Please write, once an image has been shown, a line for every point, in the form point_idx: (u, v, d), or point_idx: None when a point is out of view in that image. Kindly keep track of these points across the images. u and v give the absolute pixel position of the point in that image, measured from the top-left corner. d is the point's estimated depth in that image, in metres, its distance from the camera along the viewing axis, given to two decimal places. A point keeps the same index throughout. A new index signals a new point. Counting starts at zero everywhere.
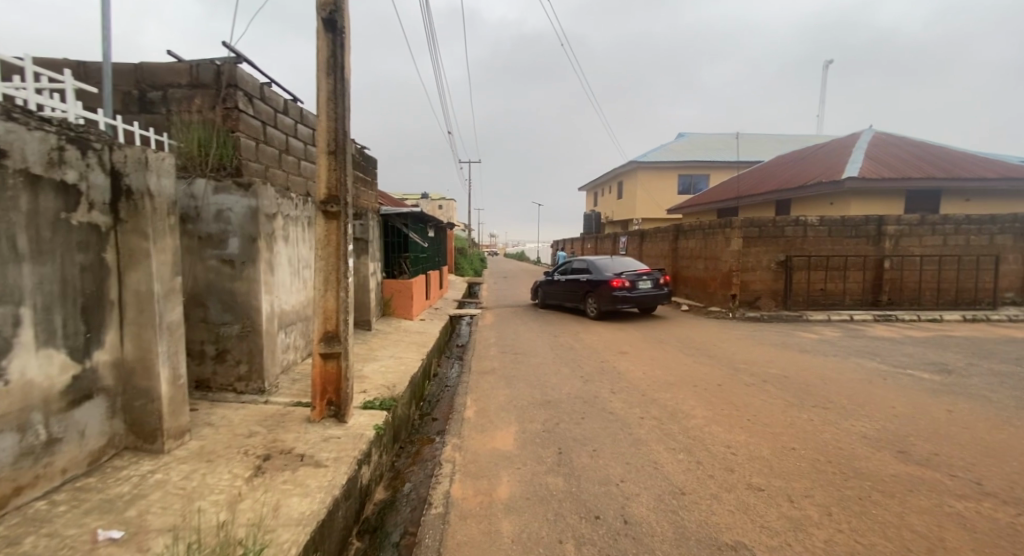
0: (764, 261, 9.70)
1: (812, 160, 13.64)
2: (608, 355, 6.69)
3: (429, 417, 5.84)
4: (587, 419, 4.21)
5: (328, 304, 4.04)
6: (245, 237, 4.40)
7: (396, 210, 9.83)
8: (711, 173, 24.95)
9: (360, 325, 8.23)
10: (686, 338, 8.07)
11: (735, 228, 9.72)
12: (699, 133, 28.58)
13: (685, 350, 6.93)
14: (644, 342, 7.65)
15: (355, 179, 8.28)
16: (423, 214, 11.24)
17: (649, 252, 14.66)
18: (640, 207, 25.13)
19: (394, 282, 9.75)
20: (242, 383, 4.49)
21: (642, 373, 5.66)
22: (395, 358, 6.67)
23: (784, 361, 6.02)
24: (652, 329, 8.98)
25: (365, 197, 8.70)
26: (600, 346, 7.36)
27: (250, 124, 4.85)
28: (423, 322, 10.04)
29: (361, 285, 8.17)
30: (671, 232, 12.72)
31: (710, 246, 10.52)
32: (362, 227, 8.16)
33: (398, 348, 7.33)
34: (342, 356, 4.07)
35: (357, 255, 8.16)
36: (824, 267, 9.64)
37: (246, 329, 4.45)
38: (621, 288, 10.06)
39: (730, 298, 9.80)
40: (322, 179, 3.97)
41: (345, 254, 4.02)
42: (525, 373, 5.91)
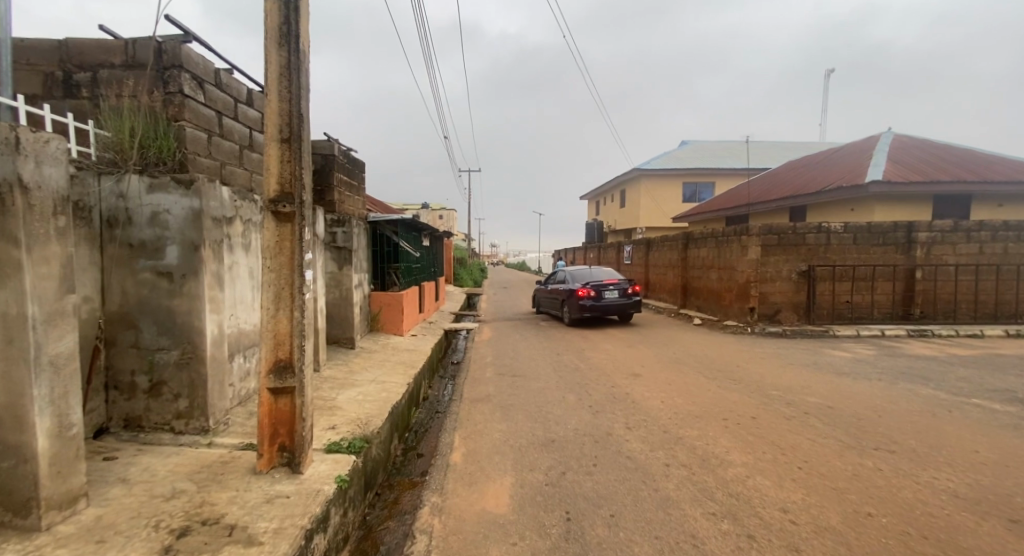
0: (784, 271, 8.94)
1: (827, 165, 12.95)
2: (619, 379, 5.91)
3: (414, 453, 5.06)
4: (599, 466, 3.44)
5: (280, 326, 3.29)
6: (185, 244, 3.66)
7: (385, 217, 9.09)
8: (717, 181, 24.27)
9: (342, 344, 7.45)
10: (703, 354, 7.31)
11: (753, 235, 8.97)
12: (703, 141, 27.99)
13: (705, 371, 6.16)
14: (657, 361, 6.88)
15: (338, 183, 7.56)
16: (416, 222, 10.49)
17: (656, 262, 13.92)
18: (644, 215, 24.45)
19: (383, 295, 9.00)
20: (180, 421, 3.71)
21: (659, 403, 4.88)
22: (377, 382, 5.89)
23: (822, 386, 5.24)
24: (664, 345, 8.20)
25: (350, 203, 7.97)
26: (608, 366, 6.59)
27: (201, 113, 4.14)
28: (415, 337, 9.28)
29: (344, 298, 7.41)
30: (680, 240, 12.00)
31: (724, 255, 9.77)
32: (345, 235, 7.43)
33: (383, 370, 6.55)
34: (296, 391, 3.30)
35: (339, 266, 7.41)
36: (850, 277, 8.87)
37: (186, 356, 3.69)
38: (586, 297, 10.82)
39: (748, 312, 9.02)
40: (271, 173, 3.24)
41: (300, 265, 3.27)
42: (525, 402, 5.12)
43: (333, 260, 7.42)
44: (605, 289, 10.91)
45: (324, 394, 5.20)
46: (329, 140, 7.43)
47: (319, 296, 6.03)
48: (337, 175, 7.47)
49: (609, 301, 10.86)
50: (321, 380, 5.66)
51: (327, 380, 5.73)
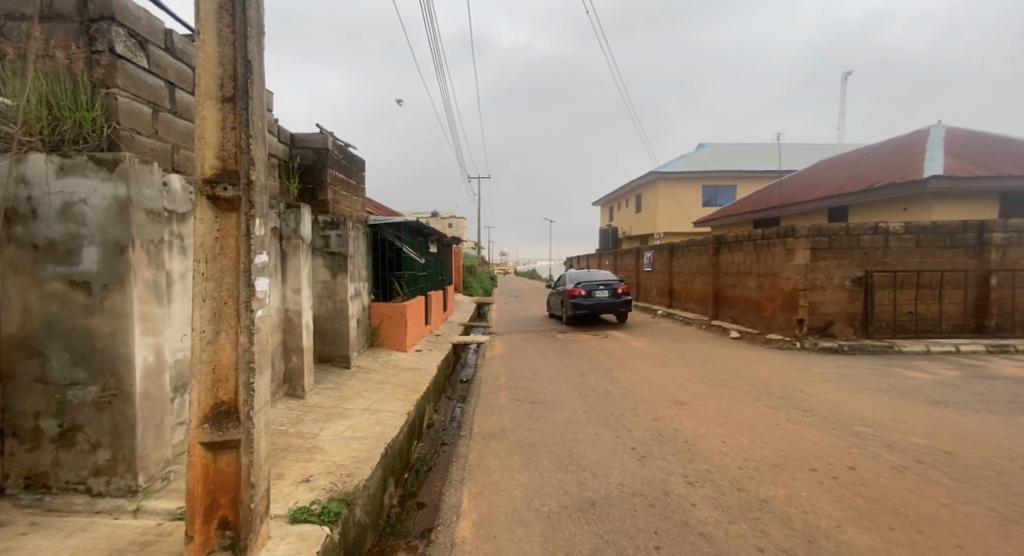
0: (836, 277, 7.89)
1: (869, 162, 11.85)
2: (660, 409, 4.93)
3: (413, 503, 4.09)
4: (665, 550, 2.46)
5: (220, 354, 2.38)
6: (106, 244, 2.78)
7: (387, 220, 8.20)
8: (739, 184, 23.17)
9: (336, 363, 6.55)
10: (752, 374, 6.28)
11: (800, 237, 7.93)
12: (722, 143, 26.95)
13: (763, 398, 5.14)
14: (700, 384, 5.86)
15: (333, 180, 6.70)
16: (422, 227, 9.59)
17: (681, 269, 12.90)
18: (662, 220, 23.40)
19: (385, 306, 8.10)
20: (99, 480, 2.81)
21: (720, 444, 3.89)
22: (371, 412, 4.96)
23: (920, 421, 4.20)
24: (702, 362, 7.18)
25: (347, 203, 7.09)
26: (643, 391, 5.60)
27: (143, 80, 3.28)
28: (420, 353, 8.35)
29: (339, 311, 6.51)
30: (710, 245, 10.97)
31: (765, 260, 8.74)
32: (340, 239, 6.52)
33: (380, 395, 5.62)
34: (242, 445, 2.37)
35: (333, 274, 6.52)
36: (913, 285, 7.78)
37: (108, 393, 2.79)
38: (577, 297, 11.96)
39: (795, 324, 7.98)
40: (207, 145, 2.34)
41: (246, 273, 2.36)
42: (550, 440, 4.15)
43: (326, 267, 6.53)
44: (595, 289, 12.05)
45: (304, 429, 4.28)
46: (322, 131, 6.58)
47: (305, 308, 5.14)
48: (331, 171, 6.61)
49: (599, 300, 11.97)
50: (304, 410, 4.74)
51: (312, 409, 4.81)
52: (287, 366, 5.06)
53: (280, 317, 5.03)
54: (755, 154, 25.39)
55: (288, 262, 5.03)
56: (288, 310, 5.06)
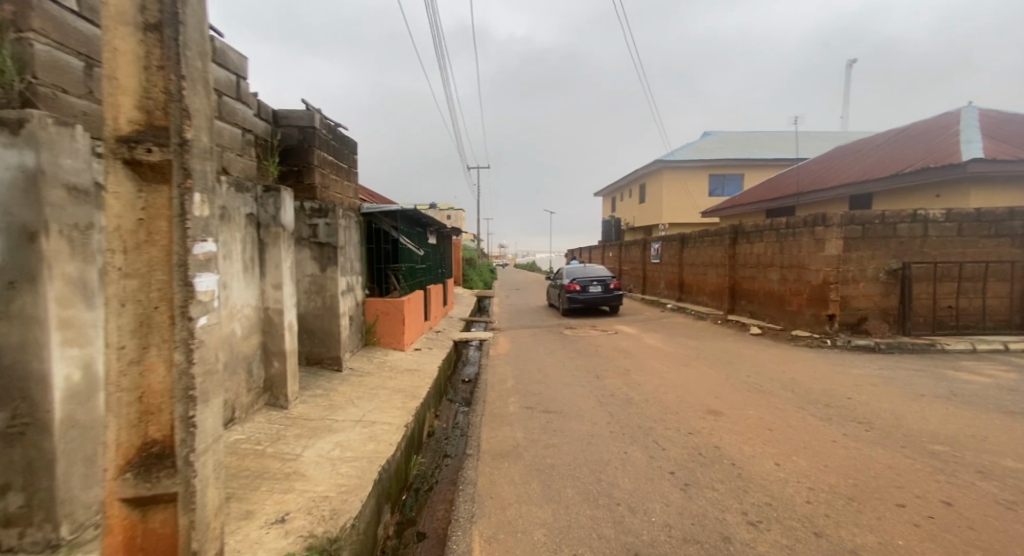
0: (869, 269, 7.28)
1: (893, 147, 11.19)
2: (692, 420, 4.32)
3: (412, 534, 3.48)
4: None
5: (149, 378, 1.74)
6: (13, 228, 2.13)
7: (382, 208, 7.53)
8: (747, 173, 22.49)
9: (326, 366, 5.93)
10: (786, 376, 5.68)
11: (831, 226, 7.29)
12: (729, 131, 26.22)
13: (808, 407, 4.54)
14: (731, 389, 5.26)
15: (321, 163, 6.05)
16: (419, 216, 8.93)
17: (693, 260, 12.27)
18: (668, 211, 22.74)
19: (380, 302, 7.48)
20: (10, 533, 2.20)
21: (775, 469, 3.28)
22: (364, 424, 4.35)
23: (1003, 438, 3.61)
24: (727, 362, 6.58)
25: (336, 188, 6.43)
26: (670, 399, 4.99)
27: (71, 24, 2.62)
28: (419, 352, 7.75)
29: (329, 309, 5.88)
30: (726, 234, 10.34)
31: (791, 251, 8.11)
32: (328, 228, 5.87)
33: (374, 403, 5.01)
34: (180, 501, 1.73)
35: (322, 268, 5.88)
36: (953, 277, 7.18)
37: (17, 421, 2.16)
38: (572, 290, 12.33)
39: (826, 320, 7.38)
40: (124, 91, 1.67)
41: (183, 267, 1.72)
42: (572, 462, 3.54)
43: (315, 260, 5.88)
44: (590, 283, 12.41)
45: (284, 447, 3.67)
46: (308, 108, 5.90)
47: (287, 307, 4.51)
48: (318, 153, 5.95)
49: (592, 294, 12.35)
50: (286, 424, 4.12)
51: (296, 422, 4.20)
52: (267, 372, 4.44)
53: (259, 316, 4.39)
54: (763, 143, 24.71)
55: (267, 253, 4.38)
56: (268, 309, 4.42)
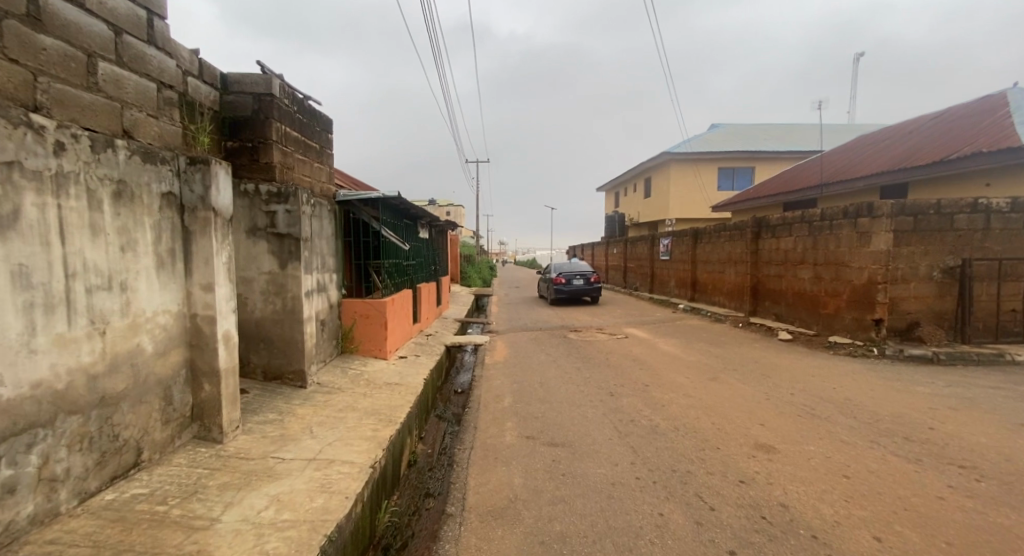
0: (923, 266, 6.31)
1: (929, 133, 10.23)
2: (741, 462, 3.35)
3: None
4: None
5: None
6: None
7: (361, 195, 6.53)
8: (758, 167, 21.51)
9: (287, 382, 4.96)
10: (841, 396, 4.71)
11: (878, 217, 6.29)
12: (738, 124, 25.25)
13: (886, 443, 3.57)
14: (778, 414, 4.30)
15: (281, 138, 5.07)
16: (405, 206, 7.94)
17: (709, 256, 11.29)
18: (675, 206, 21.76)
19: (359, 303, 6.51)
20: None
21: (881, 550, 2.30)
22: (318, 466, 3.37)
23: None
24: (762, 375, 5.61)
25: (300, 170, 5.45)
26: (705, 427, 4.02)
27: None
28: (404, 361, 6.78)
29: (290, 313, 4.92)
30: (748, 228, 9.37)
31: (828, 245, 7.14)
32: (289, 216, 4.89)
33: (338, 432, 4.03)
34: None
35: (281, 264, 4.91)
36: (1020, 276, 6.20)
37: None
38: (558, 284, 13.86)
39: (871, 325, 6.41)
40: None
41: None
42: (588, 530, 2.59)
43: (273, 254, 4.92)
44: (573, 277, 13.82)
45: (198, 508, 2.69)
46: (264, 71, 4.92)
47: (221, 314, 3.53)
48: (278, 126, 4.97)
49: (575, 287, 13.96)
50: (212, 466, 3.16)
51: (226, 465, 3.22)
52: (195, 398, 3.47)
53: (184, 325, 3.42)
54: (773, 135, 23.70)
55: (194, 245, 3.41)
56: (196, 317, 3.45)
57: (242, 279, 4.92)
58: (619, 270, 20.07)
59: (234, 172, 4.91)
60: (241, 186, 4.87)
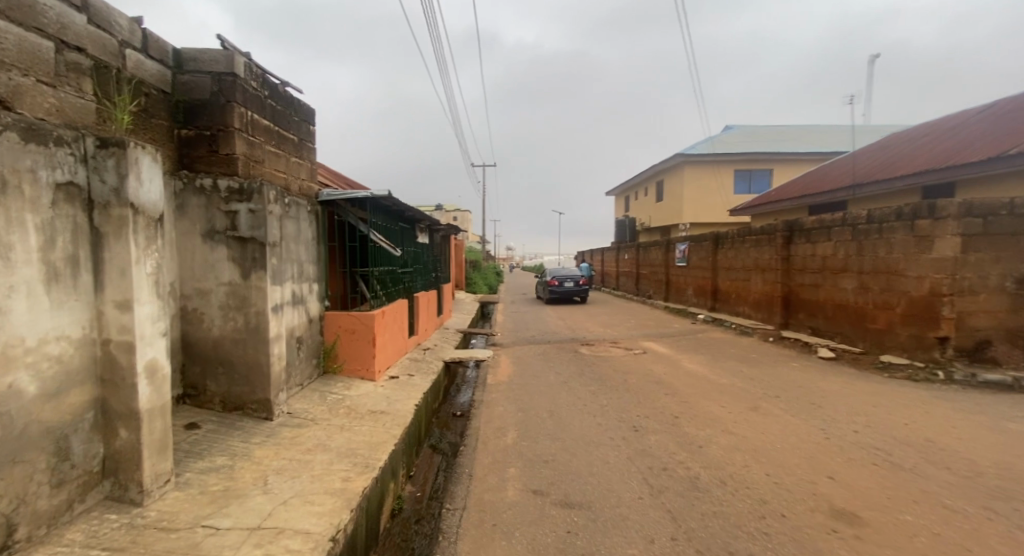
0: (995, 275, 5.41)
1: (976, 128, 9.33)
2: (819, 540, 2.51)
3: None
4: None
5: None
6: None
7: (346, 194, 5.78)
8: (776, 169, 20.58)
9: (249, 413, 4.20)
10: (917, 435, 3.85)
11: (943, 219, 5.41)
12: (753, 125, 24.38)
13: (1006, 512, 2.71)
14: (847, 461, 3.45)
15: (246, 126, 4.33)
16: (400, 207, 7.19)
17: (732, 263, 10.42)
18: (689, 209, 20.86)
19: (343, 317, 5.77)
20: None
21: None
22: (259, 540, 2.57)
23: None
24: (812, 405, 4.75)
25: (271, 163, 4.72)
26: (757, 480, 3.20)
27: None
28: (395, 382, 6.00)
29: (253, 332, 4.17)
30: (778, 231, 8.52)
31: (878, 251, 6.27)
32: (253, 217, 4.14)
33: (299, 483, 3.26)
34: None
35: (243, 273, 4.17)
36: None
37: None
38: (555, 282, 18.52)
39: (934, 344, 5.52)
40: None
41: None
42: None
43: (233, 262, 4.17)
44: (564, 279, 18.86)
45: None
46: (225, 47, 4.20)
47: (145, 341, 2.76)
48: (241, 111, 4.25)
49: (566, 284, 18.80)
50: (115, 546, 2.38)
51: (135, 541, 2.44)
52: (108, 448, 2.73)
53: (92, 355, 2.66)
54: (791, 136, 22.76)
55: (105, 252, 2.66)
56: (109, 344, 2.69)
57: (196, 291, 4.16)
58: (630, 276, 19.19)
59: (188, 164, 4.16)
60: (196, 180, 4.11)
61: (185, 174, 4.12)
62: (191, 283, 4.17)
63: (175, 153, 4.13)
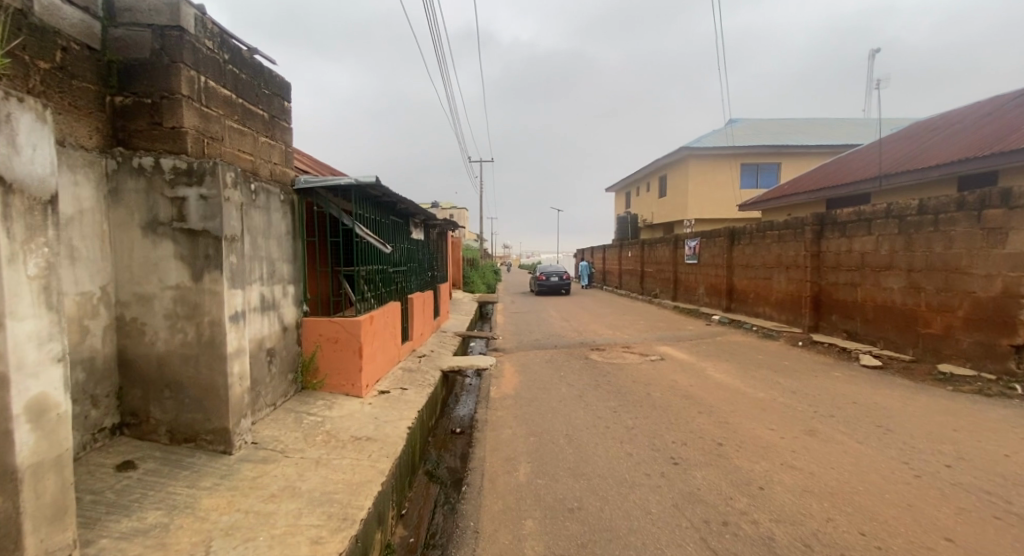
0: None
1: (1017, 114, 8.63)
2: None
3: None
4: None
5: None
6: None
7: (327, 181, 4.98)
8: (784, 163, 19.87)
9: (202, 447, 3.42)
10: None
11: (1019, 208, 4.66)
12: (759, 119, 23.66)
13: None
14: (957, 512, 2.70)
15: (198, 94, 3.54)
16: (392, 198, 6.39)
17: (752, 260, 9.70)
18: (695, 205, 20.14)
19: (325, 324, 5.00)
20: None
21: None
22: None
23: None
24: (877, 427, 4.02)
25: (232, 141, 3.93)
26: (852, 542, 2.45)
27: None
28: (385, 398, 5.23)
29: (207, 347, 3.39)
30: (808, 225, 7.78)
31: (934, 246, 5.54)
32: (204, 204, 3.35)
33: (252, 550, 2.47)
34: None
35: (194, 275, 3.38)
36: None
37: None
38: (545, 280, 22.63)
39: (1006, 353, 4.80)
40: None
41: None
42: None
43: (182, 261, 3.38)
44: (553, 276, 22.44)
45: None
46: None
47: (22, 372, 1.95)
48: (191, 75, 3.45)
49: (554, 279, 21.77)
50: None
51: None
52: None
53: None
54: (798, 130, 22.05)
55: None
56: None
57: (136, 297, 3.36)
58: (635, 275, 18.47)
59: (124, 140, 3.36)
60: (133, 159, 3.31)
61: (120, 152, 3.31)
62: (129, 287, 3.36)
63: (107, 124, 3.34)
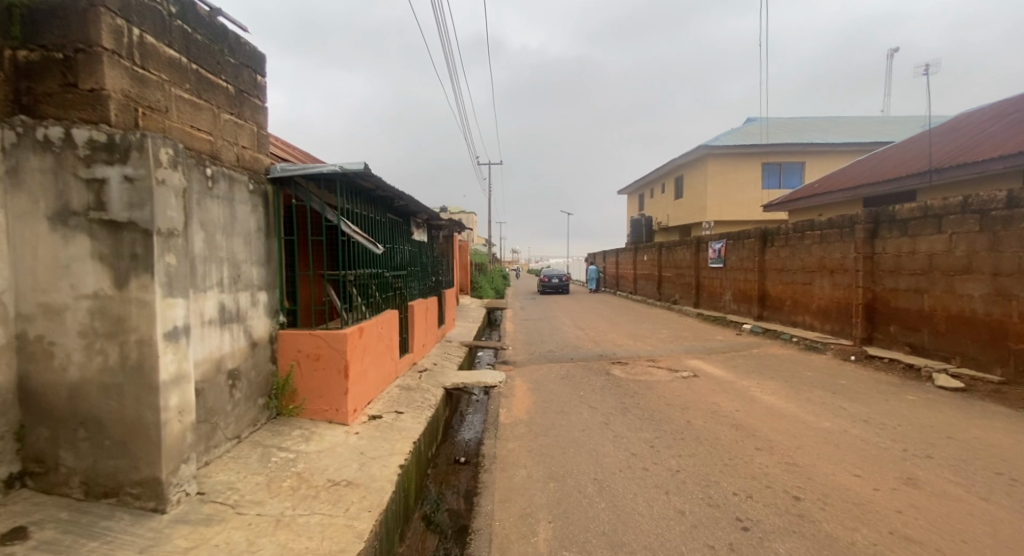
0: None
1: None
2: None
3: None
4: None
5: None
6: None
7: (307, 169, 4.21)
8: (809, 162, 18.88)
9: (126, 504, 2.63)
10: None
11: None
12: (779, 117, 22.72)
13: None
14: None
15: (129, 49, 2.77)
16: (388, 193, 5.61)
17: (789, 264, 8.78)
18: (714, 207, 19.20)
19: (305, 338, 4.22)
20: None
21: None
22: None
23: None
24: (999, 475, 3.12)
25: (180, 115, 3.17)
26: None
27: None
28: (376, 425, 4.43)
29: (133, 375, 2.60)
30: (859, 223, 6.86)
31: None
32: (129, 189, 2.57)
33: None
34: None
35: (116, 280, 2.60)
36: None
37: None
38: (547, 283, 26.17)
39: None
40: None
41: None
42: None
43: (102, 263, 2.60)
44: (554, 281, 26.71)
45: None
46: None
47: None
48: (118, 23, 2.67)
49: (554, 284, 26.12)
50: None
51: None
52: None
53: None
54: (822, 127, 21.05)
55: None
56: None
57: (42, 309, 2.61)
58: (651, 280, 17.56)
59: (30, 107, 2.63)
60: (38, 130, 2.57)
61: (22, 121, 2.58)
62: (34, 295, 2.61)
63: (7, 87, 2.60)
